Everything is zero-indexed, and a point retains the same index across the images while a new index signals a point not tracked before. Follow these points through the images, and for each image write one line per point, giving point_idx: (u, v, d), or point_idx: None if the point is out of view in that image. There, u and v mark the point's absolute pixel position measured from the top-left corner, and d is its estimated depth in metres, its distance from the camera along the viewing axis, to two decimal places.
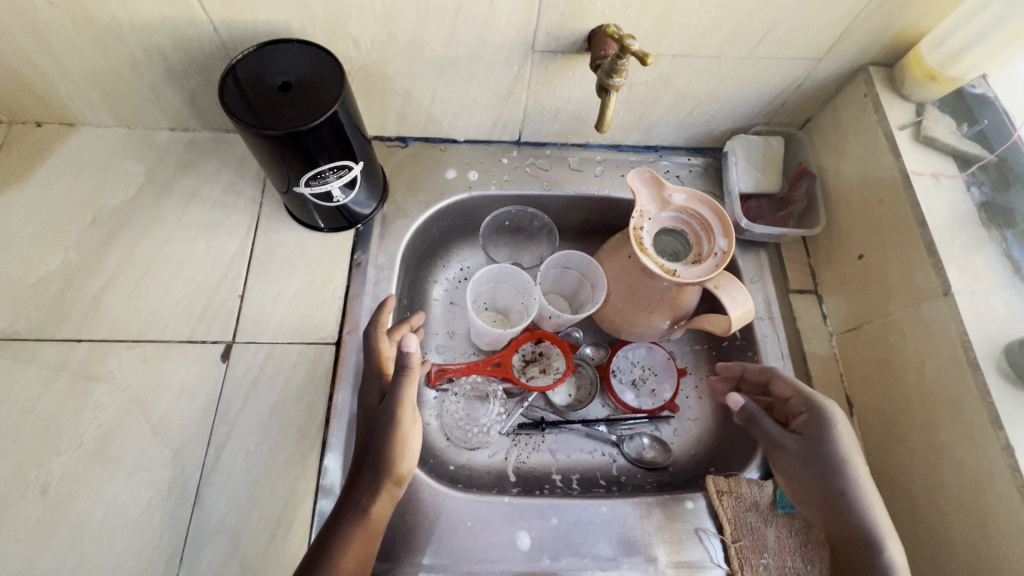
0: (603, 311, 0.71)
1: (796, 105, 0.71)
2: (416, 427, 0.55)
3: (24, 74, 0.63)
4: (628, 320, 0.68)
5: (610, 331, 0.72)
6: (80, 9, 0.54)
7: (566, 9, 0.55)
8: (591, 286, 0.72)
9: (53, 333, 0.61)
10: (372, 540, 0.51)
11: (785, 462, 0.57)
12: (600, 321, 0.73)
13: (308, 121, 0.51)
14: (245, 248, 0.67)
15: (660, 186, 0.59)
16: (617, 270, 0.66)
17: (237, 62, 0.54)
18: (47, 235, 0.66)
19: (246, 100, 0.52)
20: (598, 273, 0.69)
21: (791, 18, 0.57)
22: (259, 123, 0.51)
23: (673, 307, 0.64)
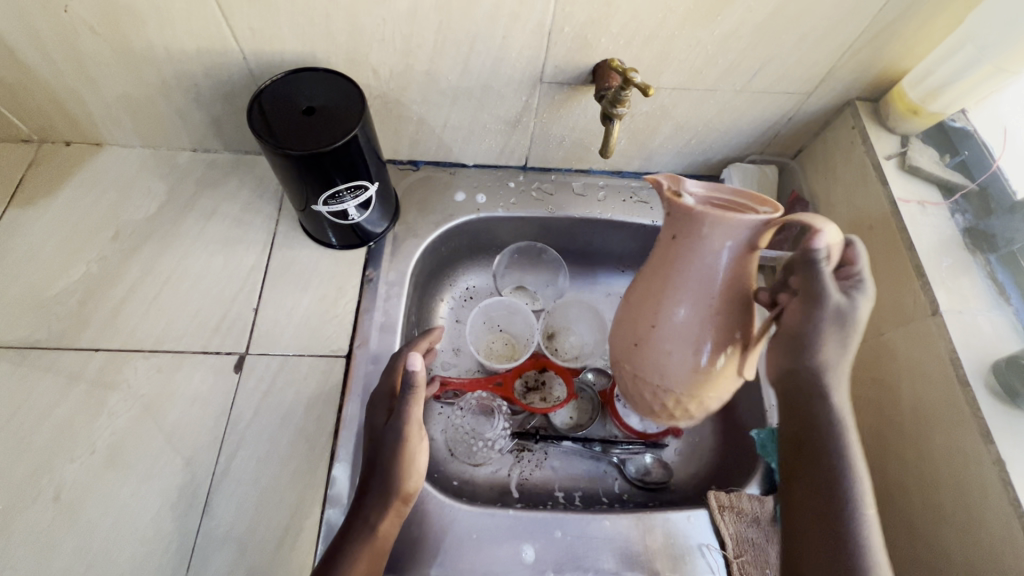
0: (660, 344, 0.49)
1: (788, 136, 0.75)
2: (419, 447, 0.54)
3: (60, 96, 0.67)
4: (696, 345, 0.48)
5: (664, 384, 0.51)
6: (121, 37, 0.58)
7: (573, 43, 0.59)
8: (630, 322, 0.52)
9: (72, 342, 0.63)
10: (379, 557, 0.52)
11: (819, 311, 0.47)
12: (649, 374, 0.51)
13: (329, 144, 0.55)
14: (261, 263, 0.70)
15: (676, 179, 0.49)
16: (656, 280, 0.50)
17: (263, 89, 0.58)
18: (71, 248, 0.69)
19: (271, 124, 0.56)
20: (632, 300, 0.53)
21: (781, 56, 0.61)
22: (284, 144, 0.55)
23: (742, 302, 0.48)
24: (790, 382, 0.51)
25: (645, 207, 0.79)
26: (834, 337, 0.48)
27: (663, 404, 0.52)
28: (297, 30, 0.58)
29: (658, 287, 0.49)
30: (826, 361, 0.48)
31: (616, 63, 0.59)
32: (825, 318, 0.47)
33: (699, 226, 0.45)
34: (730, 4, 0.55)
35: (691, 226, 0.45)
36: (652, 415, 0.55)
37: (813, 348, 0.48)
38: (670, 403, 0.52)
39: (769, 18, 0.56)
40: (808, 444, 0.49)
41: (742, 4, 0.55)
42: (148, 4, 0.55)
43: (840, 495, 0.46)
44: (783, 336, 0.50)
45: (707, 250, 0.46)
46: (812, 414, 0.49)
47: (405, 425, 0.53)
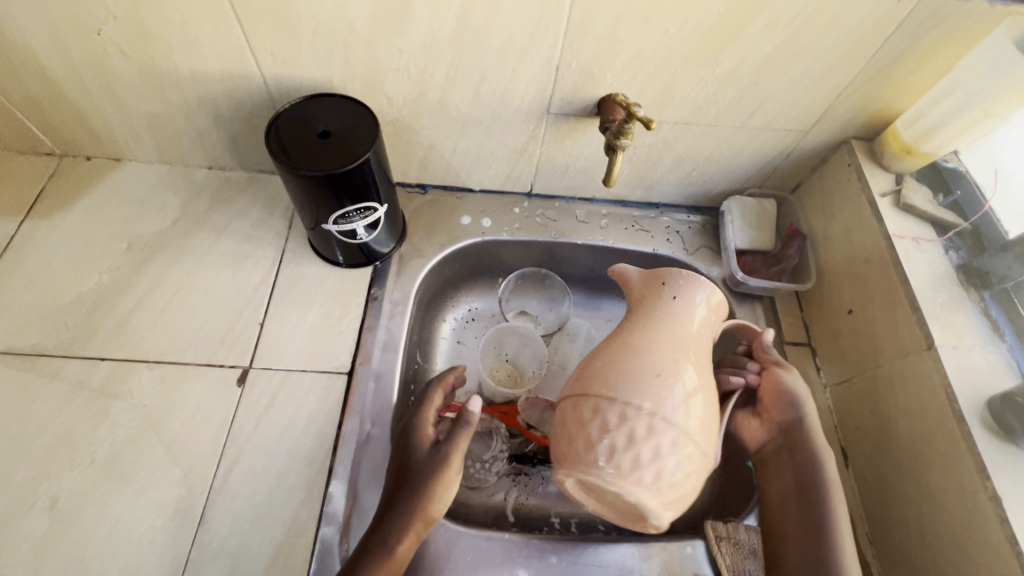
0: (681, 381, 0.49)
1: (787, 171, 0.77)
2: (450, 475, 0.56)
3: (86, 112, 0.70)
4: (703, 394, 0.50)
5: (682, 427, 0.47)
6: (149, 59, 0.61)
7: (579, 78, 0.62)
8: (639, 359, 0.50)
9: (79, 350, 0.64)
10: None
11: (789, 372, 0.63)
12: (671, 415, 0.47)
13: (340, 167, 0.57)
14: (268, 279, 0.71)
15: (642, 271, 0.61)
16: (667, 323, 0.53)
17: (280, 113, 0.60)
18: (85, 258, 0.70)
19: (287, 146, 0.58)
20: (635, 342, 0.51)
21: (778, 95, 0.64)
22: (298, 166, 0.57)
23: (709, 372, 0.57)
24: (791, 438, 0.61)
25: (647, 236, 0.81)
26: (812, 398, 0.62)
27: (671, 460, 0.47)
28: (317, 58, 0.60)
29: (661, 337, 0.51)
30: (809, 416, 0.61)
31: (620, 98, 0.62)
32: (798, 382, 0.62)
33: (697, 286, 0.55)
34: (730, 46, 0.58)
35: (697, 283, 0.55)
36: (646, 486, 0.47)
37: (799, 406, 0.61)
38: (682, 456, 0.47)
39: (767, 60, 0.59)
40: (806, 497, 0.57)
41: (741, 46, 0.58)
42: (178, 30, 0.58)
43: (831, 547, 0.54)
44: (773, 399, 0.63)
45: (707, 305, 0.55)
46: (807, 469, 0.58)
47: (447, 454, 0.56)
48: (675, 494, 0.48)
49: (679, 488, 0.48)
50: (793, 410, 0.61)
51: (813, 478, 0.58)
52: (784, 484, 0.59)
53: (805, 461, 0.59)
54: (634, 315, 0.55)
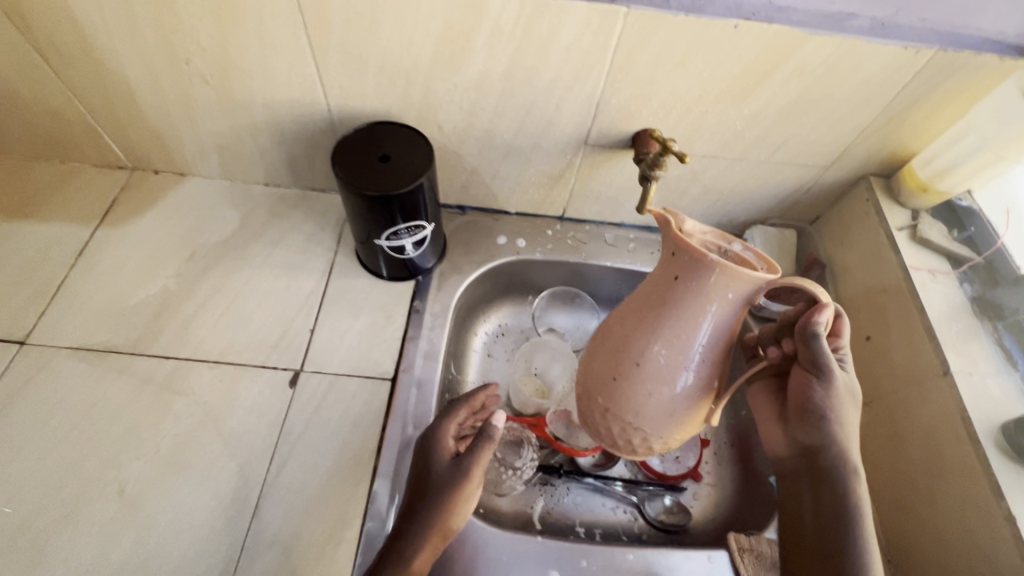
0: (644, 385, 0.54)
1: (807, 203, 0.81)
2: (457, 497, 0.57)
3: (162, 132, 0.76)
4: (673, 395, 0.54)
5: (632, 420, 0.57)
6: (228, 86, 0.68)
7: (617, 113, 0.67)
8: (612, 357, 0.57)
9: (146, 348, 0.69)
10: None
11: (823, 376, 0.54)
12: (626, 411, 0.57)
13: (397, 188, 0.62)
14: (319, 289, 0.76)
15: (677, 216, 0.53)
16: (657, 317, 0.53)
17: (345, 138, 0.66)
18: (152, 264, 0.76)
19: (350, 168, 0.64)
20: (617, 339, 0.57)
21: (802, 133, 0.69)
22: (359, 186, 0.62)
23: (724, 353, 0.55)
24: (810, 458, 0.55)
25: None
26: (848, 408, 0.54)
27: (630, 436, 0.58)
28: (379, 90, 0.67)
29: (640, 336, 0.54)
30: (833, 440, 0.54)
31: (657, 133, 0.67)
32: (831, 392, 0.54)
33: (706, 276, 0.49)
34: (758, 89, 0.63)
35: (704, 275, 0.49)
36: (611, 446, 0.61)
37: (823, 425, 0.54)
38: (636, 437, 0.58)
39: (793, 102, 0.64)
40: (826, 528, 0.52)
41: (769, 89, 0.63)
42: (258, 62, 0.64)
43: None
44: (796, 404, 0.56)
45: (714, 296, 0.50)
46: (829, 497, 0.53)
47: (465, 469, 0.58)
48: (641, 452, 0.61)
49: (645, 450, 0.60)
50: (818, 430, 0.54)
51: (838, 509, 0.52)
52: (804, 511, 0.54)
53: (827, 489, 0.53)
54: (641, 293, 0.55)
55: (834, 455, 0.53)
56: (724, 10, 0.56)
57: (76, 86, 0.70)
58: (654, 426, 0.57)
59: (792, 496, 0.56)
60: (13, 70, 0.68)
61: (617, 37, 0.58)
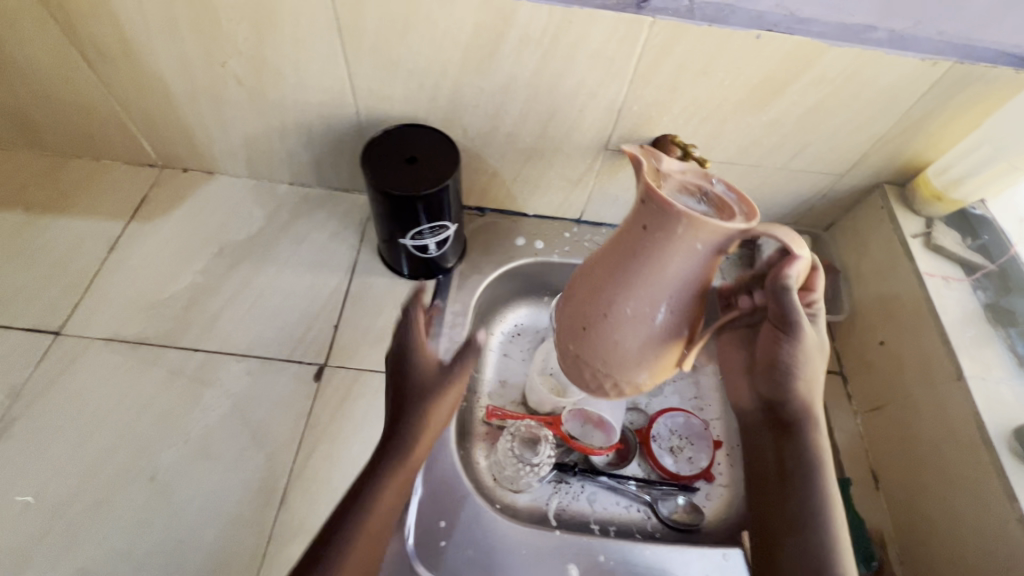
0: (612, 334, 0.55)
1: (821, 210, 0.82)
2: (444, 400, 0.55)
3: (193, 131, 0.78)
4: (644, 340, 0.54)
5: (602, 367, 0.58)
6: (261, 88, 0.70)
7: (638, 119, 0.69)
8: (583, 307, 0.57)
9: (176, 341, 0.71)
10: (375, 547, 0.50)
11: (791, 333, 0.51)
12: (596, 360, 0.57)
13: (423, 189, 0.64)
14: (343, 286, 0.78)
15: (654, 155, 0.54)
16: (626, 264, 0.52)
17: (374, 139, 0.68)
18: (181, 259, 0.78)
19: (378, 169, 0.66)
20: (588, 289, 0.56)
21: (819, 141, 0.70)
22: (386, 187, 0.64)
23: (695, 300, 0.53)
24: (773, 412, 0.55)
25: None
26: (816, 361, 0.52)
27: (601, 383, 0.60)
28: (407, 93, 0.69)
29: (609, 288, 0.54)
30: (798, 395, 0.53)
31: (678, 139, 0.68)
32: (798, 349, 0.51)
33: (673, 227, 0.48)
34: (778, 98, 0.65)
35: (671, 226, 0.48)
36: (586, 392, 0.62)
37: (789, 381, 0.53)
38: (606, 382, 0.59)
39: (811, 110, 0.66)
40: (790, 481, 0.52)
41: (788, 98, 0.65)
42: (291, 65, 0.66)
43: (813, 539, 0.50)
44: (764, 359, 0.54)
45: (682, 247, 0.49)
46: (789, 452, 0.53)
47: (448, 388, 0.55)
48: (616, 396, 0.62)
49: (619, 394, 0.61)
50: (783, 386, 0.54)
51: (798, 462, 0.53)
52: (766, 466, 0.55)
53: (788, 444, 0.53)
54: (613, 242, 0.54)
55: (798, 408, 0.53)
56: (747, 21, 0.57)
57: (113, 86, 0.72)
58: (624, 372, 0.57)
59: (758, 448, 0.56)
60: (54, 70, 0.70)
61: (642, 45, 0.60)
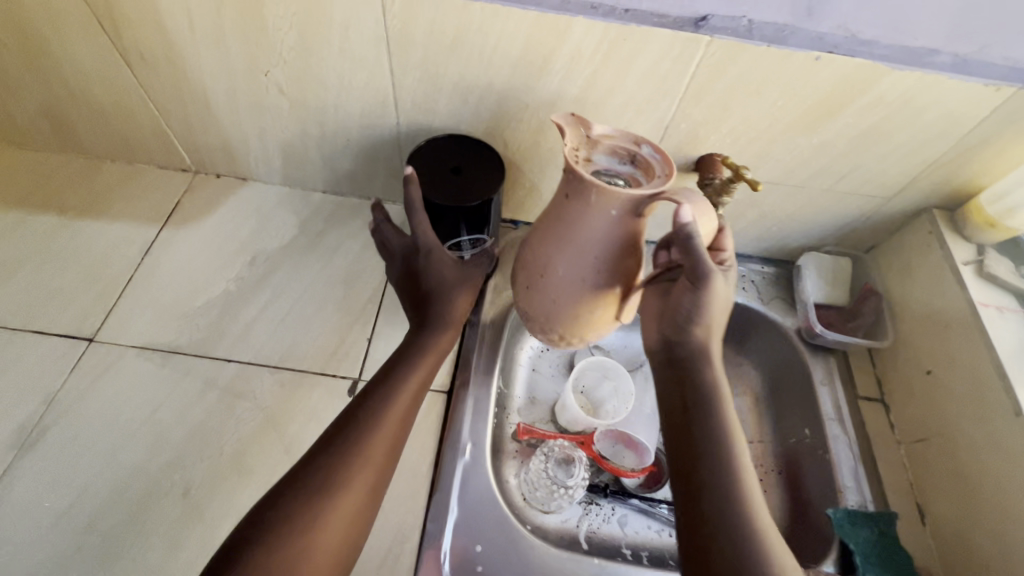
0: (547, 292, 0.59)
1: (864, 232, 0.81)
2: (466, 292, 0.66)
3: (230, 137, 0.77)
4: (577, 297, 0.58)
5: (545, 322, 0.62)
6: (302, 97, 0.69)
7: (685, 138, 0.68)
8: (526, 267, 0.61)
9: (209, 351, 0.70)
10: (356, 520, 0.53)
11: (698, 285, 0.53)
12: (540, 315, 0.62)
13: (473, 202, 0.64)
14: (376, 298, 0.77)
15: (585, 121, 0.55)
16: (555, 231, 0.56)
17: (420, 148, 0.67)
18: (214, 266, 0.77)
19: (423, 177, 0.65)
20: (529, 251, 0.60)
21: (869, 164, 0.69)
22: (429, 195, 0.64)
23: (625, 260, 0.56)
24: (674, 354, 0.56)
25: None
26: (718, 313, 0.55)
27: (548, 336, 0.64)
28: (451, 105, 0.68)
29: (543, 251, 0.58)
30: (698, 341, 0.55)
31: (730, 161, 0.66)
32: (704, 299, 0.53)
33: (587, 195, 0.51)
34: (832, 119, 0.63)
35: (586, 195, 0.51)
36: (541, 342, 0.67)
37: (692, 326, 0.55)
38: (552, 334, 0.63)
39: (865, 132, 0.64)
40: (691, 418, 0.52)
41: (842, 119, 0.63)
42: (335, 75, 0.66)
43: (713, 473, 0.49)
44: (668, 308, 0.56)
45: (596, 215, 0.52)
46: (688, 391, 0.53)
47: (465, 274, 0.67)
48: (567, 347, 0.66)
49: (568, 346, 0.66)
50: (684, 330, 0.55)
51: (695, 397, 0.53)
52: (665, 404, 0.55)
53: (688, 382, 0.54)
54: (544, 213, 0.58)
55: (694, 351, 0.55)
56: (808, 42, 0.56)
57: (153, 91, 0.71)
58: (565, 327, 0.61)
59: (662, 391, 0.55)
60: (96, 74, 0.70)
61: (696, 64, 0.59)
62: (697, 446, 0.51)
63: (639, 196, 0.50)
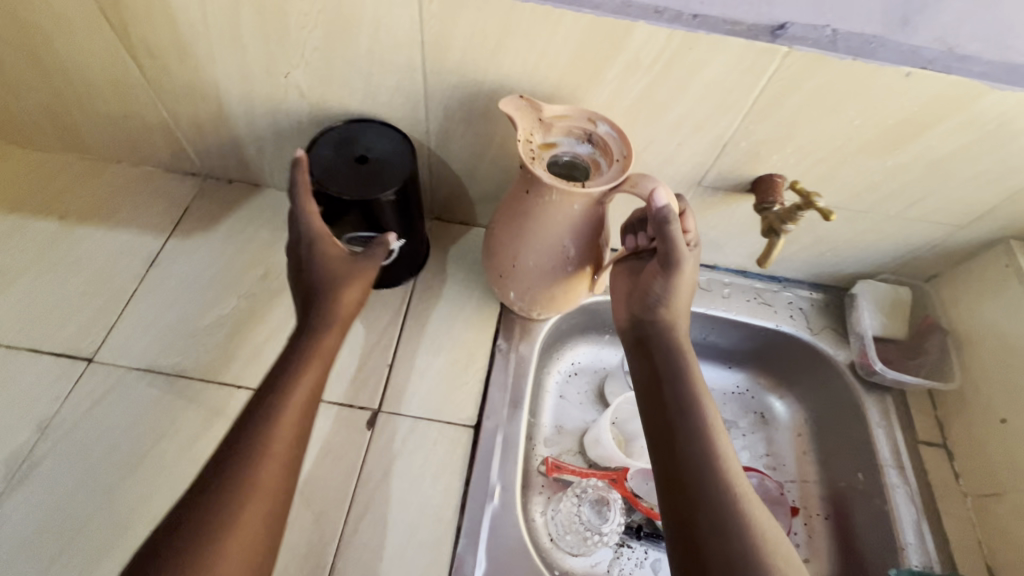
0: (523, 278, 0.63)
1: (926, 260, 0.74)
2: (352, 285, 0.56)
3: (244, 141, 0.72)
4: (546, 281, 0.62)
5: (524, 303, 0.66)
6: (324, 101, 0.63)
7: (743, 157, 0.61)
8: (499, 255, 0.63)
9: (217, 376, 0.64)
10: (257, 542, 0.44)
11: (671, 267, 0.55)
12: (518, 298, 0.66)
13: (383, 192, 0.58)
14: (397, 320, 0.71)
15: (536, 105, 0.55)
16: (520, 225, 0.59)
17: (333, 132, 0.62)
18: (223, 281, 0.72)
19: (330, 163, 0.60)
20: (499, 239, 0.63)
21: (946, 191, 0.62)
22: (327, 183, 0.58)
23: (591, 246, 0.60)
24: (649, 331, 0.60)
25: (770, 310, 0.78)
26: (685, 290, 0.58)
27: (529, 313, 0.68)
28: (486, 114, 0.62)
29: (512, 241, 0.61)
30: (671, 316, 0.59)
31: (799, 184, 0.61)
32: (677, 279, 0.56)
33: (549, 194, 0.55)
34: (911, 142, 0.57)
35: (549, 195, 0.55)
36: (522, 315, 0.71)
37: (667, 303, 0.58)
38: (531, 313, 0.68)
39: (948, 156, 0.58)
40: (665, 389, 0.55)
41: (924, 142, 0.57)
42: (361, 79, 0.60)
43: (690, 438, 0.51)
44: (642, 289, 0.60)
45: (558, 208, 0.55)
46: (664, 363, 0.57)
47: (353, 265, 0.56)
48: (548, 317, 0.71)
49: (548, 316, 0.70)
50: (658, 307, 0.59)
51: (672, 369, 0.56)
52: (645, 380, 0.58)
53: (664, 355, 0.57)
54: (507, 204, 0.60)
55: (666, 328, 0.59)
56: (898, 56, 0.49)
57: (162, 91, 0.66)
58: (543, 307, 0.66)
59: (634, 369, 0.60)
60: (101, 72, 0.64)
61: (768, 77, 0.52)
62: (678, 415, 0.53)
63: (597, 192, 0.54)
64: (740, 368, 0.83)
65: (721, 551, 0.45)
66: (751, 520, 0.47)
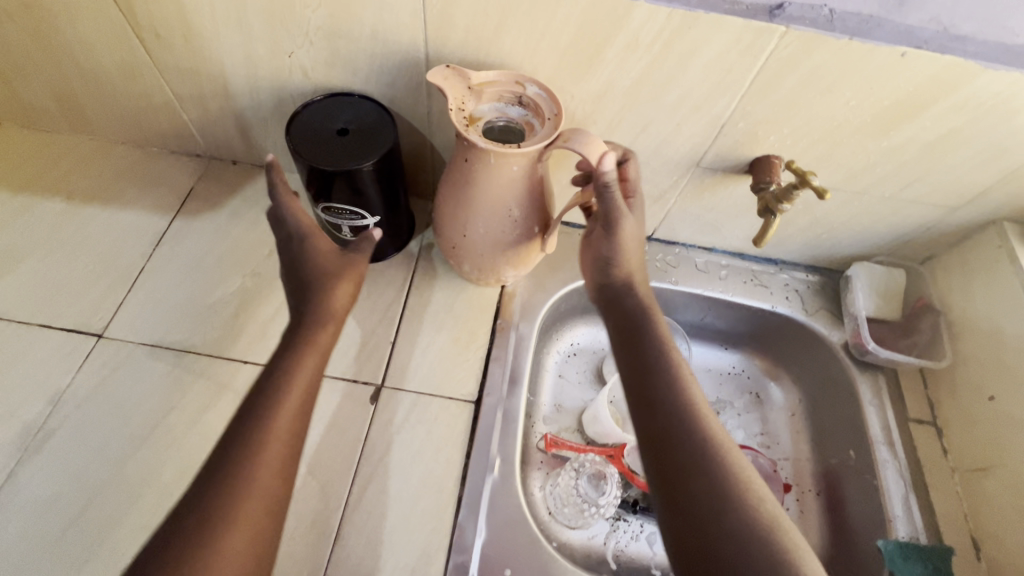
0: (477, 245, 0.64)
1: (920, 243, 0.75)
2: (346, 280, 0.56)
3: (248, 122, 0.72)
4: (500, 246, 0.64)
5: (482, 268, 0.68)
6: (327, 81, 0.64)
7: (741, 138, 0.62)
8: (449, 224, 0.64)
9: (224, 351, 0.66)
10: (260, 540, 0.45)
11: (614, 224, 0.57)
12: (475, 264, 0.67)
13: (363, 162, 0.58)
14: (400, 298, 0.73)
15: (463, 72, 0.56)
16: (466, 195, 0.60)
17: (310, 105, 0.62)
18: (229, 260, 0.73)
19: (306, 135, 0.60)
20: (446, 208, 0.63)
21: (939, 173, 0.63)
22: (305, 154, 0.58)
23: (538, 206, 0.61)
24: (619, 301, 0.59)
25: (765, 291, 0.80)
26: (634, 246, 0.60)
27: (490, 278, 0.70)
28: None
29: (459, 210, 0.62)
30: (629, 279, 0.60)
31: (796, 165, 0.62)
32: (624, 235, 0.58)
33: (487, 159, 0.55)
34: (906, 123, 0.58)
35: (485, 159, 0.55)
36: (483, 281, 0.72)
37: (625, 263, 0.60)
38: (492, 277, 0.69)
39: (942, 137, 0.59)
40: (642, 363, 0.54)
41: (918, 123, 0.58)
42: (364, 60, 0.60)
43: (675, 411, 0.50)
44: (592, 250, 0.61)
45: (499, 173, 0.56)
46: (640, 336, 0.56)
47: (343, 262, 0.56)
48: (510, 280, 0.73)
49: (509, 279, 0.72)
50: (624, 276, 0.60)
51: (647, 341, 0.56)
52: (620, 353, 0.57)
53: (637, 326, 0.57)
54: (449, 173, 0.61)
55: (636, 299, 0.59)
56: (895, 36, 0.50)
57: (167, 71, 0.66)
58: (501, 270, 0.68)
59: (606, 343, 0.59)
60: (106, 51, 0.65)
61: (766, 57, 0.53)
62: (659, 388, 0.52)
63: (533, 151, 0.54)
64: (737, 350, 0.85)
65: (707, 490, 0.46)
66: (726, 448, 0.48)
